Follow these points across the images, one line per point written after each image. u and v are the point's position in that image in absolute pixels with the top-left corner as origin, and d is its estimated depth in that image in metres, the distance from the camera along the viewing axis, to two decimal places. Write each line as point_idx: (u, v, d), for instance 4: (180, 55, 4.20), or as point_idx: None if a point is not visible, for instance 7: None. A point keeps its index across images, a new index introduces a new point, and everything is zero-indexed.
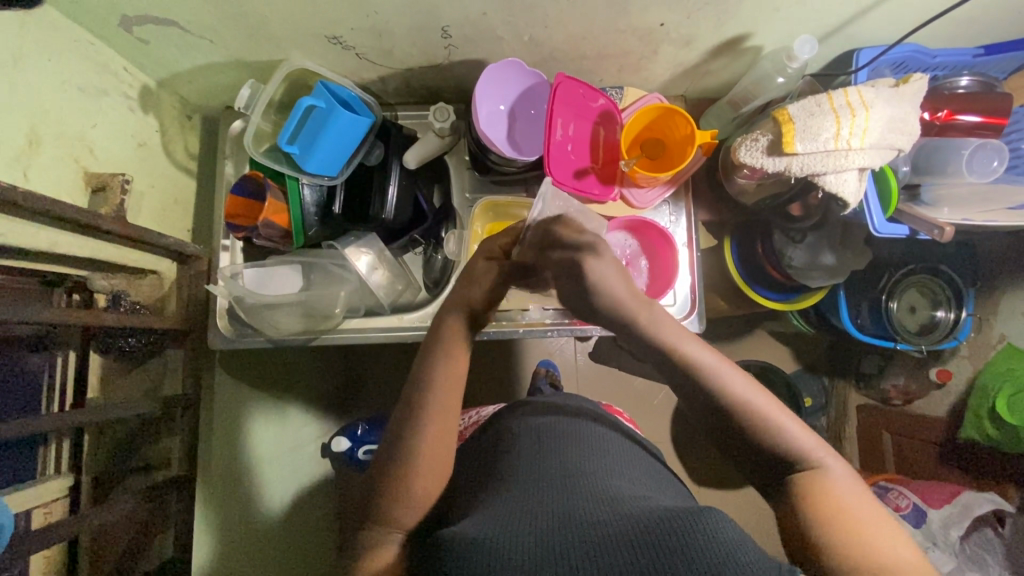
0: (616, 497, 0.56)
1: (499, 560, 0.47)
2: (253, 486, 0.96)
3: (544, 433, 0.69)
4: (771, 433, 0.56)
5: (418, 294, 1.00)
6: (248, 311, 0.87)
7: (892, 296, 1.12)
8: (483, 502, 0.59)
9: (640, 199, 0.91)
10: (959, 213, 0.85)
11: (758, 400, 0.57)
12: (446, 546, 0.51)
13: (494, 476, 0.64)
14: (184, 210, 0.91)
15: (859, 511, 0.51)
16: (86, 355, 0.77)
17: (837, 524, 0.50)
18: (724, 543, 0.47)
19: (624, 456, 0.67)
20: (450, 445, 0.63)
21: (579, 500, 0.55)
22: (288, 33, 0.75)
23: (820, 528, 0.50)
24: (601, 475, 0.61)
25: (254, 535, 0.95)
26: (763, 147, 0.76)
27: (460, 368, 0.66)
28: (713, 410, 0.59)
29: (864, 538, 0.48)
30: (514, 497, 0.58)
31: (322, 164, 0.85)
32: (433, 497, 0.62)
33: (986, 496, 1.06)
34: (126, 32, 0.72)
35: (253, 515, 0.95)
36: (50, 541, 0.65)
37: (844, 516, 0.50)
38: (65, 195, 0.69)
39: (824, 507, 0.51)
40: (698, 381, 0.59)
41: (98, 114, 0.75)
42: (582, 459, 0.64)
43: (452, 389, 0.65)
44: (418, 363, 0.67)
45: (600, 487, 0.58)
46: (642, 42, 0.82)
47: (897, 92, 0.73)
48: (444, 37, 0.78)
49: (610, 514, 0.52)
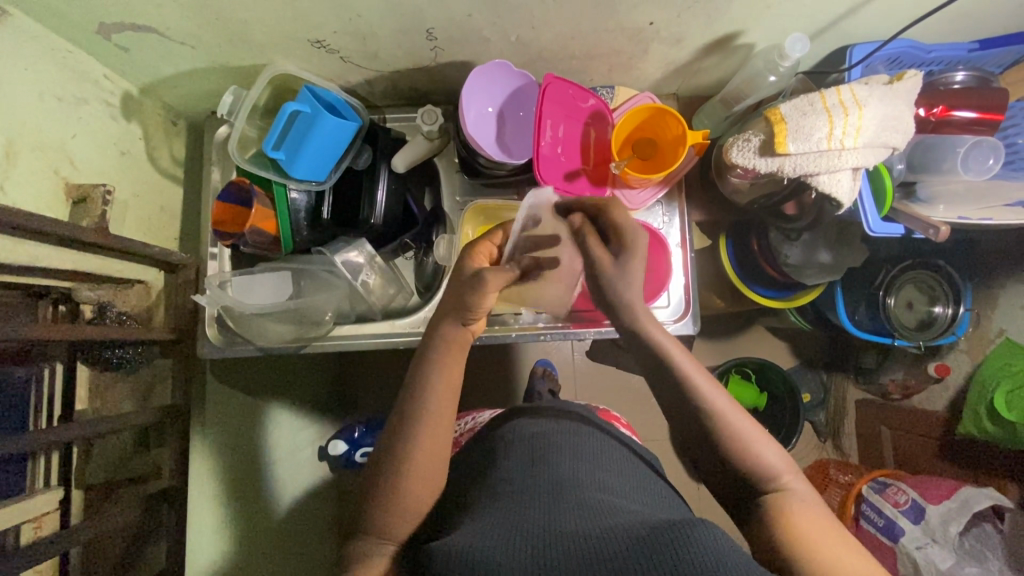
0: (610, 510, 0.55)
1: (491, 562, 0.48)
2: (251, 493, 0.96)
3: (535, 439, 0.69)
4: (745, 454, 0.59)
5: (409, 299, 0.97)
6: (237, 320, 0.85)
7: (890, 292, 1.11)
8: (473, 513, 0.58)
9: (632, 199, 0.90)
10: (956, 210, 0.83)
11: (742, 424, 0.60)
12: (437, 551, 0.51)
13: (486, 485, 0.63)
14: (170, 218, 0.89)
15: (830, 534, 0.52)
16: (74, 368, 0.76)
17: (807, 539, 0.52)
18: (720, 558, 0.46)
19: (617, 463, 0.67)
20: (445, 456, 0.63)
21: (571, 511, 0.55)
22: (270, 38, 0.74)
23: (792, 543, 0.52)
24: (593, 485, 0.60)
25: (252, 542, 0.95)
26: (755, 148, 0.75)
27: (457, 376, 0.65)
28: (695, 426, 0.61)
29: (835, 556, 0.50)
30: (503, 503, 0.58)
31: (308, 169, 0.84)
32: (425, 508, 0.61)
33: (984, 491, 1.06)
34: (104, 39, 0.71)
35: (250, 522, 0.96)
36: (42, 557, 0.64)
37: (815, 536, 0.52)
38: (45, 207, 0.68)
39: (797, 525, 0.53)
40: (689, 401, 0.62)
41: (78, 124, 0.73)
42: (575, 466, 0.63)
43: (448, 398, 0.63)
44: (411, 371, 0.66)
45: (593, 497, 0.57)
46: (631, 41, 0.81)
47: (890, 90, 0.72)
48: (429, 39, 0.77)
49: (603, 527, 0.51)
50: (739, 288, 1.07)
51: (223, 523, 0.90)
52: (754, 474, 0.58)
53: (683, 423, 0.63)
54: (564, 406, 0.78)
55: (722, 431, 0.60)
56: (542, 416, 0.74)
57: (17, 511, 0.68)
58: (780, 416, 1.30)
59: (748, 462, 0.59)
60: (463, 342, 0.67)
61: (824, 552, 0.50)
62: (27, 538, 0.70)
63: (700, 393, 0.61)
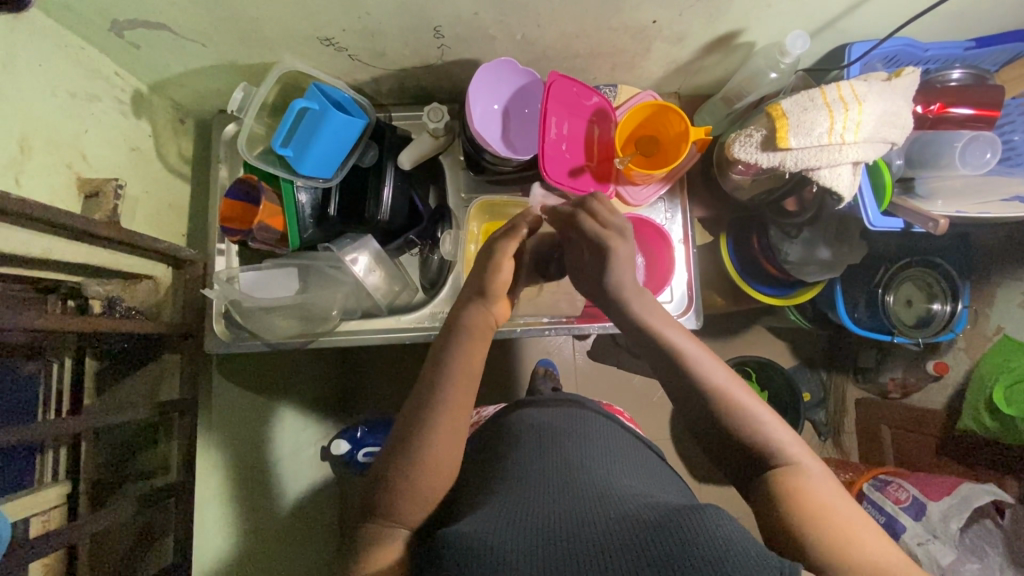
0: (620, 498, 0.55)
1: (498, 545, 0.48)
2: (254, 490, 0.96)
3: (543, 429, 0.69)
4: (755, 434, 0.59)
5: (415, 296, 0.99)
6: (244, 315, 0.86)
7: (889, 289, 1.14)
8: (483, 500, 0.59)
9: (635, 196, 0.92)
10: (954, 205, 0.85)
11: (746, 401, 0.61)
12: (446, 538, 0.51)
13: (495, 474, 0.64)
14: (178, 215, 0.90)
15: (842, 513, 0.53)
16: (82, 361, 0.77)
17: (819, 522, 0.52)
18: (727, 544, 0.46)
19: (624, 453, 0.67)
20: (459, 446, 0.63)
21: (581, 498, 0.55)
22: (280, 36, 0.75)
23: (799, 517, 0.53)
24: (603, 474, 0.60)
25: (254, 541, 0.95)
26: (757, 143, 0.76)
27: (476, 367, 0.66)
28: (701, 408, 0.62)
29: (840, 531, 0.51)
30: (509, 488, 0.59)
31: (316, 165, 0.84)
32: (436, 500, 0.62)
33: (984, 487, 1.05)
34: (116, 37, 0.72)
35: (253, 519, 0.96)
36: (52, 547, 0.64)
37: (831, 517, 0.52)
38: (59, 201, 0.69)
39: (810, 508, 0.53)
40: (688, 380, 0.63)
41: (90, 119, 0.74)
42: (584, 455, 0.64)
43: (458, 389, 0.64)
44: (426, 362, 0.67)
45: (603, 484, 0.58)
46: (634, 39, 0.82)
47: (888, 87, 0.74)
48: (436, 37, 0.78)
49: (611, 514, 0.52)
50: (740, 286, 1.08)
51: (225, 518, 0.90)
52: (766, 455, 0.58)
53: (687, 404, 0.64)
54: (575, 398, 0.78)
55: (724, 409, 0.61)
56: (551, 408, 0.74)
57: (28, 502, 0.69)
58: (781, 413, 1.31)
59: (758, 444, 0.59)
60: (486, 333, 0.68)
61: (830, 532, 0.51)
62: (36, 531, 0.71)
63: (699, 373, 0.62)
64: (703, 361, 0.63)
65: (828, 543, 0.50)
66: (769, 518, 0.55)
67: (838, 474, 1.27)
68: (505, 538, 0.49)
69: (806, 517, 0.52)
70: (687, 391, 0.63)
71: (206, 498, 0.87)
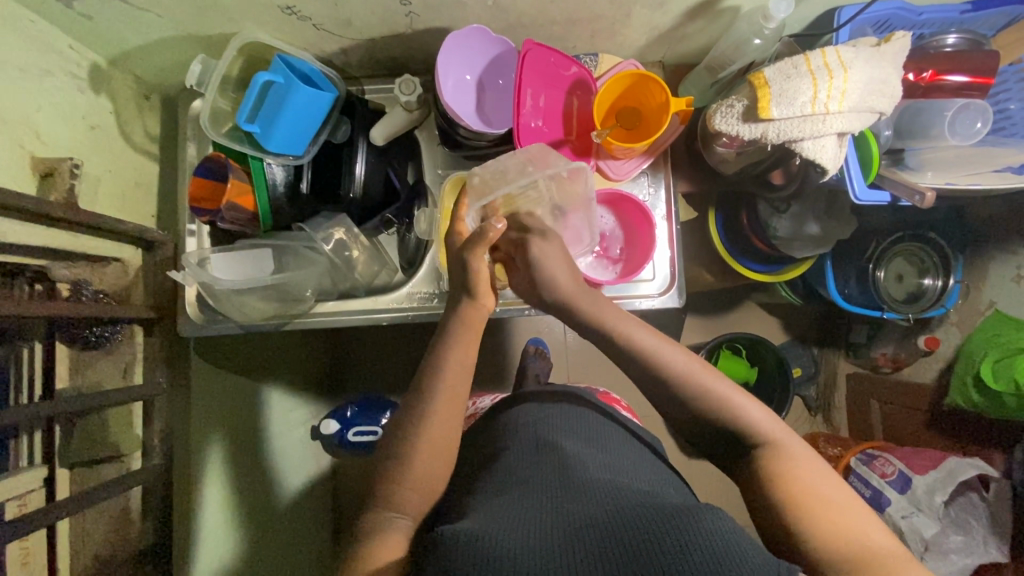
0: (617, 494, 0.54)
1: (498, 555, 0.45)
2: (232, 488, 0.95)
3: (539, 428, 0.67)
4: (737, 420, 0.60)
5: (394, 276, 0.97)
6: (216, 298, 0.83)
7: (880, 264, 1.10)
8: (475, 501, 0.57)
9: (617, 170, 0.89)
10: (943, 177, 0.83)
11: (718, 388, 0.61)
12: (439, 532, 0.50)
13: (486, 474, 0.62)
14: (147, 194, 0.88)
15: (843, 499, 0.53)
16: (52, 346, 0.76)
17: (809, 506, 0.53)
18: (727, 544, 0.45)
19: (615, 448, 0.66)
20: (448, 439, 0.62)
21: (582, 498, 0.54)
22: (238, 3, 0.72)
23: (790, 506, 0.53)
24: (600, 470, 0.59)
25: (254, 535, 0.98)
26: (739, 113, 0.73)
27: (468, 359, 0.66)
28: (685, 411, 0.63)
29: (833, 520, 0.51)
30: (508, 494, 0.56)
31: (284, 141, 0.81)
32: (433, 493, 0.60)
33: (972, 461, 1.03)
34: (65, 7, 0.69)
35: (249, 509, 0.98)
36: (22, 532, 0.62)
37: (809, 500, 0.53)
38: (12, 181, 0.67)
39: (792, 488, 0.54)
40: (658, 378, 0.63)
41: (44, 96, 0.71)
42: (579, 452, 0.62)
43: (459, 375, 0.64)
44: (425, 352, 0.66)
45: (599, 484, 0.56)
46: (613, 4, 0.78)
47: (876, 52, 0.70)
48: (403, 4, 0.74)
49: (606, 510, 0.51)
50: (729, 262, 1.07)
51: (228, 505, 0.93)
52: (751, 440, 0.59)
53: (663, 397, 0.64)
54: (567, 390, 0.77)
55: (691, 395, 0.61)
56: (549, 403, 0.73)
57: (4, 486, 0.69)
58: (769, 388, 1.31)
59: (741, 428, 0.59)
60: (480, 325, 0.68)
61: (829, 523, 0.51)
62: (12, 515, 0.70)
63: (662, 362, 0.63)
64: (665, 349, 0.63)
65: (819, 527, 0.51)
66: (765, 511, 0.55)
67: (827, 449, 1.27)
68: (507, 535, 0.48)
69: (798, 504, 0.53)
70: (684, 407, 0.62)
71: (207, 485, 0.90)
